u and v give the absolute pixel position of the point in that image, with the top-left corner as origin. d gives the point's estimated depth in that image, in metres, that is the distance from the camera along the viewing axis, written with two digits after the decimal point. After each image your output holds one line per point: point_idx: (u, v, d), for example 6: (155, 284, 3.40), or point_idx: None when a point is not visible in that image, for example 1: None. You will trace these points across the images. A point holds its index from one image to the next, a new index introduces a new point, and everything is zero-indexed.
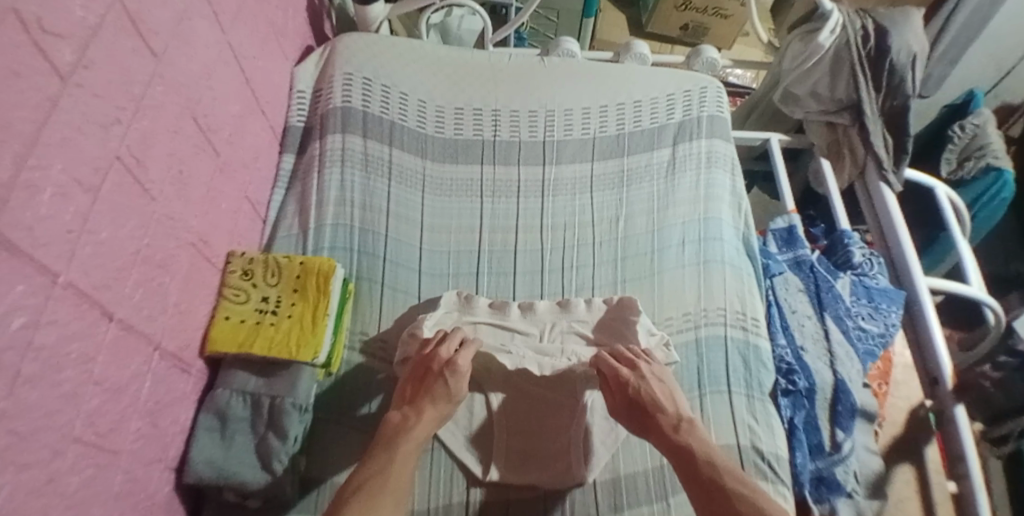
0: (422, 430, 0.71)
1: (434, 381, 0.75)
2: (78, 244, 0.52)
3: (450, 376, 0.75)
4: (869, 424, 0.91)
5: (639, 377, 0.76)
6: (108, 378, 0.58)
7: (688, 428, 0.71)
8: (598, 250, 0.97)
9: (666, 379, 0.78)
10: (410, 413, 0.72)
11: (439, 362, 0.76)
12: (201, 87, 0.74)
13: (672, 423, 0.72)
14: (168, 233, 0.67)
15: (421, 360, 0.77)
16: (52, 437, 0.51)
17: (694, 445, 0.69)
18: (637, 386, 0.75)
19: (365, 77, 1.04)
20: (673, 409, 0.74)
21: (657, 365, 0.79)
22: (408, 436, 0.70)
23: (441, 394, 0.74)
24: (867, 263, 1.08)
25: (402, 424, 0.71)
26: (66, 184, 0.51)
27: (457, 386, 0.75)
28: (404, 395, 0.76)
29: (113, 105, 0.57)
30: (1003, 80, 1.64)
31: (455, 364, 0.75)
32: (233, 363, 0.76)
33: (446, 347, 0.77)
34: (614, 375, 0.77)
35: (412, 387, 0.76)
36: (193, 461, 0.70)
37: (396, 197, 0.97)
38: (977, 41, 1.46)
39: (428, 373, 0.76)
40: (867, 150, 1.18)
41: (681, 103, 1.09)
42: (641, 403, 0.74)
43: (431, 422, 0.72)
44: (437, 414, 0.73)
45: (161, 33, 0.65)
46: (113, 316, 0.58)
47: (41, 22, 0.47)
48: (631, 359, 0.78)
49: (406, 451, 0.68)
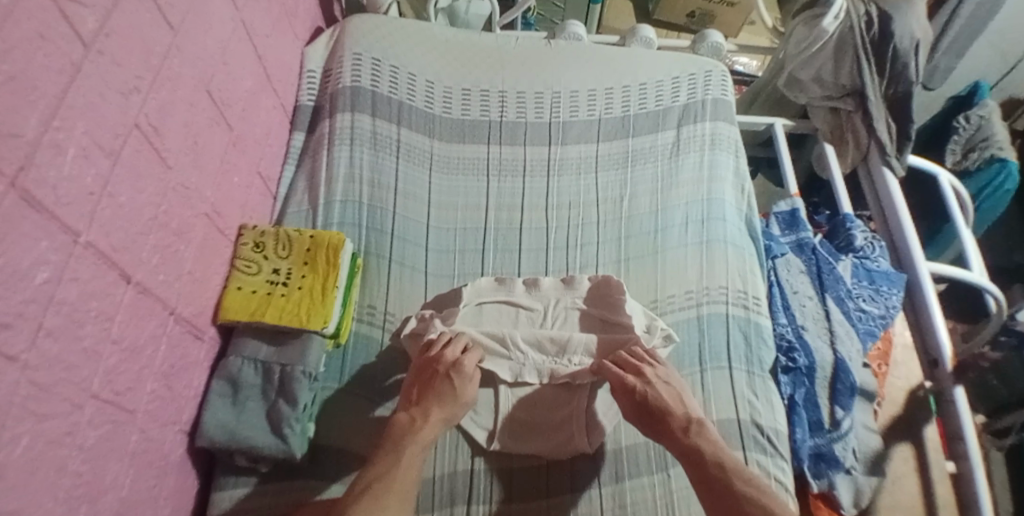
0: (431, 430, 0.72)
1: (441, 382, 0.75)
2: (99, 205, 0.54)
3: (457, 376, 0.76)
4: (868, 403, 0.93)
5: (644, 383, 0.76)
6: (126, 337, 0.60)
7: (698, 430, 0.73)
8: (602, 229, 0.98)
9: (672, 381, 0.78)
10: (417, 415, 0.73)
11: (446, 363, 0.77)
12: (216, 62, 0.75)
13: (681, 425, 0.74)
14: (184, 202, 0.69)
15: (428, 361, 0.78)
16: (71, 391, 0.53)
17: (705, 448, 0.71)
18: (644, 392, 0.76)
19: (374, 57, 1.05)
20: (681, 411, 0.75)
21: (661, 368, 0.79)
22: (416, 438, 0.71)
23: (447, 392, 0.75)
24: (868, 247, 1.09)
25: (411, 426, 0.72)
26: (89, 147, 0.52)
27: (464, 387, 0.76)
28: (410, 396, 0.76)
29: (133, 74, 0.58)
30: (1010, 73, 1.64)
31: (462, 365, 0.77)
32: (245, 332, 0.78)
33: (452, 349, 0.78)
34: (620, 384, 0.76)
35: (418, 389, 0.77)
36: (206, 425, 0.72)
37: (403, 175, 0.99)
38: (984, 32, 1.46)
39: (434, 376, 0.76)
40: (870, 135, 1.19)
41: (686, 86, 1.10)
42: (648, 408, 0.75)
43: (439, 422, 0.73)
44: (444, 414, 0.74)
45: (178, 6, 0.66)
46: (131, 279, 0.60)
47: None
48: (635, 366, 0.78)
49: (413, 452, 0.70)
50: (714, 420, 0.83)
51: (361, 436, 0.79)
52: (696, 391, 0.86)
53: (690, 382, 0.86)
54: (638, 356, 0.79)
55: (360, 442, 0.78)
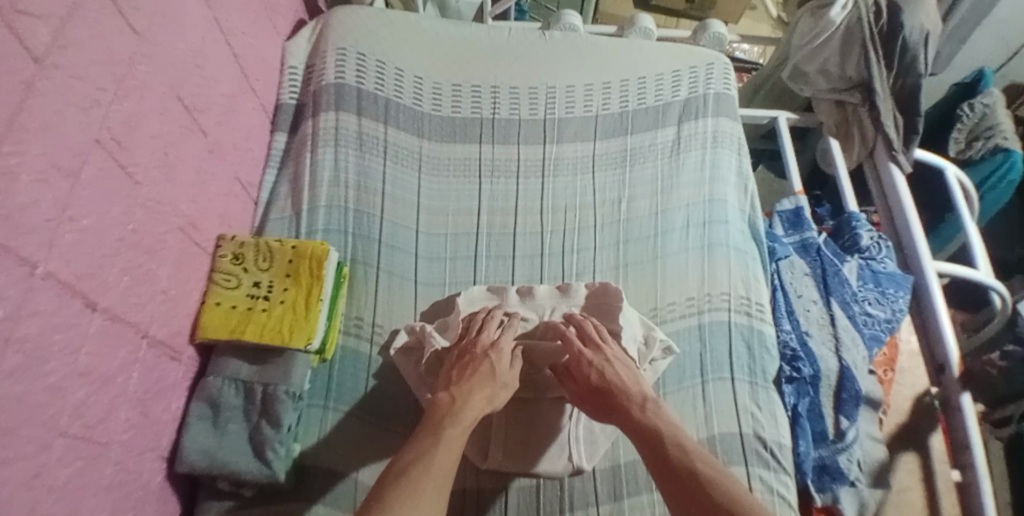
0: (473, 410, 0.68)
1: (480, 363, 0.73)
2: (58, 232, 0.50)
3: (496, 356, 0.74)
4: (874, 412, 0.90)
5: (601, 359, 0.74)
6: (95, 369, 0.56)
7: (655, 408, 0.69)
8: (600, 233, 0.94)
9: (630, 365, 0.76)
10: (457, 395, 0.70)
11: (483, 346, 0.76)
12: (189, 66, 0.70)
13: (638, 404, 0.70)
14: (156, 219, 0.65)
15: (464, 345, 0.77)
16: (38, 431, 0.49)
17: (662, 426, 0.66)
18: (601, 369, 0.73)
19: (360, 52, 1.00)
20: (637, 390, 0.72)
21: (621, 351, 0.77)
22: (456, 419, 0.67)
23: (486, 373, 0.72)
24: (874, 247, 1.05)
25: (451, 406, 0.68)
26: (45, 170, 0.48)
27: (502, 368, 0.74)
28: (449, 377, 0.73)
29: (93, 86, 0.54)
30: (1011, 61, 1.60)
31: (499, 346, 0.76)
32: (225, 351, 0.74)
33: (487, 331, 0.78)
34: (579, 357, 0.75)
35: (457, 370, 0.74)
36: (184, 450, 0.69)
37: (391, 179, 0.94)
38: (988, 17, 1.40)
39: (472, 357, 0.75)
40: (877, 130, 1.14)
41: (687, 79, 1.06)
42: (603, 385, 0.72)
43: (480, 401, 0.70)
44: (485, 393, 0.70)
45: (143, 9, 0.61)
46: (97, 306, 0.56)
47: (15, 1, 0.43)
48: (596, 341, 0.77)
49: (453, 434, 0.65)
50: (716, 434, 0.80)
51: (347, 452, 0.75)
52: (697, 403, 0.83)
53: (693, 394, 0.83)
54: (602, 335, 0.78)
55: (348, 461, 0.74)
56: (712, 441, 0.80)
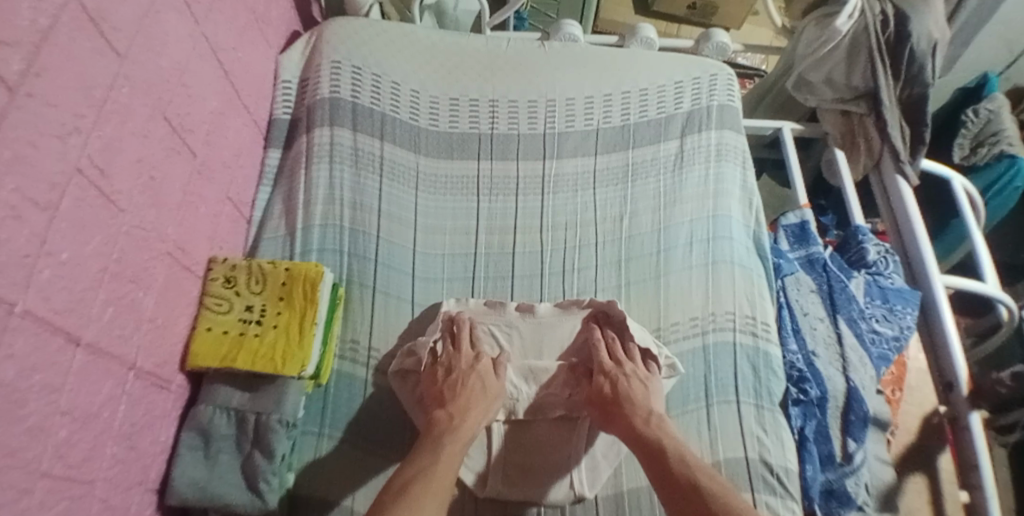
0: (471, 427, 0.70)
1: (468, 378, 0.75)
2: (35, 268, 0.47)
3: (482, 371, 0.76)
4: (882, 433, 0.88)
5: (621, 372, 0.76)
6: (77, 406, 0.54)
7: (659, 422, 0.71)
8: (602, 251, 0.92)
9: (650, 383, 0.77)
10: (456, 412, 0.71)
11: (466, 361, 0.77)
12: (173, 85, 0.68)
13: (642, 417, 0.71)
14: (141, 246, 0.62)
15: (445, 360, 0.78)
16: (18, 476, 0.47)
17: (665, 441, 0.67)
18: (614, 380, 0.75)
19: (354, 65, 0.98)
20: (643, 403, 0.73)
21: (642, 368, 0.78)
22: (457, 436, 0.68)
23: (476, 388, 0.74)
24: (882, 262, 1.03)
25: (449, 423, 0.70)
26: (20, 205, 0.45)
27: (490, 381, 0.75)
28: (439, 394, 0.74)
29: (70, 113, 0.51)
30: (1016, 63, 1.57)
31: (480, 360, 0.78)
32: (216, 378, 0.72)
33: (465, 346, 0.79)
34: (599, 367, 0.77)
35: (446, 387, 0.74)
36: (175, 483, 0.67)
37: (386, 196, 0.92)
38: (993, 17, 1.36)
39: (459, 373, 0.76)
40: (883, 140, 1.12)
41: (690, 92, 1.03)
42: (613, 394, 0.74)
43: (478, 416, 0.71)
44: (481, 408, 0.72)
45: (124, 30, 0.59)
46: (79, 341, 0.54)
47: None
48: (618, 355, 0.79)
49: (453, 450, 0.66)
50: (721, 459, 0.79)
51: (340, 479, 0.73)
52: (702, 426, 0.81)
53: (700, 417, 0.81)
54: (628, 353, 0.79)
55: (345, 490, 0.72)
56: (718, 467, 0.78)
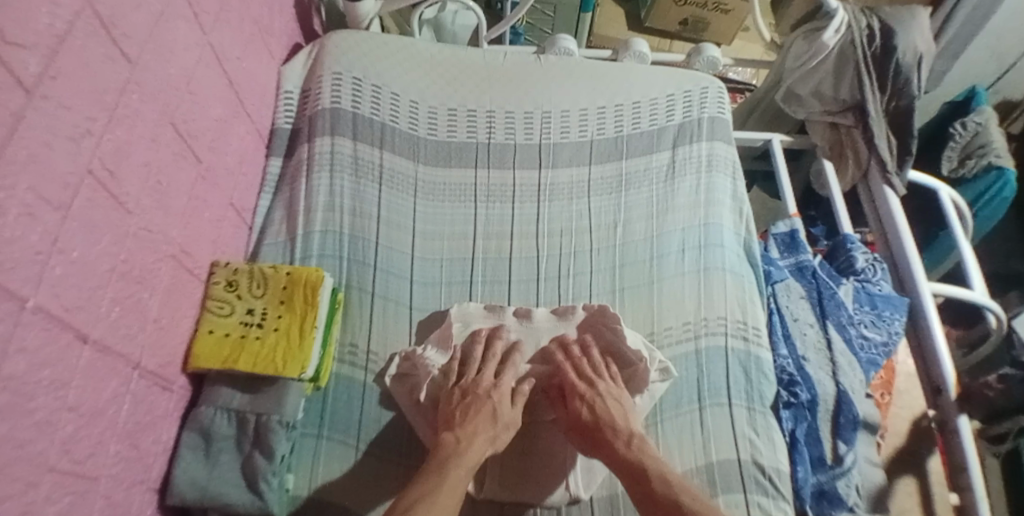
0: (476, 452, 0.71)
1: (483, 404, 0.75)
2: (47, 265, 0.49)
3: (498, 398, 0.76)
4: (872, 436, 0.90)
5: (594, 393, 0.77)
6: (83, 402, 0.55)
7: (639, 443, 0.73)
8: (596, 258, 0.94)
9: (623, 400, 0.78)
10: (462, 437, 0.72)
11: (485, 387, 0.77)
12: (180, 92, 0.70)
13: (624, 441, 0.73)
14: (147, 247, 0.64)
15: (465, 385, 0.78)
16: (25, 469, 0.48)
17: (649, 464, 0.70)
18: (591, 403, 0.76)
19: (355, 76, 1.00)
20: (624, 426, 0.75)
21: (615, 387, 0.80)
22: (462, 462, 0.69)
23: (489, 414, 0.74)
24: (870, 269, 1.06)
25: (456, 448, 0.70)
26: (34, 203, 0.47)
27: (504, 409, 0.75)
28: (451, 418, 0.74)
29: (83, 116, 0.53)
30: (1004, 76, 1.62)
31: (499, 387, 0.77)
32: (217, 380, 0.73)
33: (486, 373, 0.79)
34: (573, 390, 0.78)
35: (459, 410, 0.75)
36: (176, 482, 0.68)
37: (386, 203, 0.94)
38: (981, 33, 1.42)
39: (475, 398, 0.76)
40: (871, 152, 1.15)
41: (682, 104, 1.06)
42: (592, 418, 0.75)
43: (485, 443, 0.72)
44: (489, 434, 0.73)
45: (136, 37, 0.61)
46: (87, 338, 0.55)
47: (4, 34, 0.43)
48: (590, 376, 0.79)
49: (458, 475, 0.67)
50: (714, 462, 0.80)
51: (342, 484, 0.74)
52: (695, 429, 0.82)
53: (689, 420, 0.83)
54: (596, 369, 0.80)
55: (342, 491, 0.74)
56: (710, 469, 0.80)
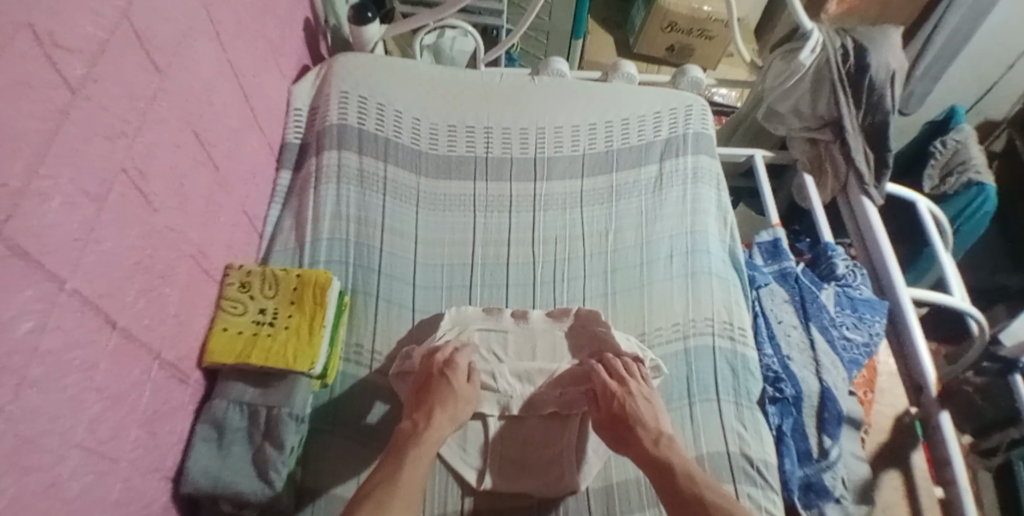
0: (435, 432, 0.74)
1: (438, 382, 0.78)
2: (83, 252, 0.54)
3: (451, 375, 0.79)
4: (856, 431, 0.94)
5: (627, 392, 0.79)
6: (109, 385, 0.59)
7: (669, 443, 0.75)
8: (589, 264, 0.99)
9: (654, 401, 0.80)
10: (420, 420, 0.76)
11: (438, 365, 0.80)
12: (202, 103, 0.76)
13: (652, 438, 0.75)
14: (169, 245, 0.69)
15: (422, 367, 0.81)
16: (55, 442, 0.52)
17: (674, 459, 0.72)
18: (622, 401, 0.78)
19: (360, 95, 1.07)
20: (653, 424, 0.77)
21: (645, 385, 0.81)
22: (422, 440, 0.73)
23: (446, 392, 0.78)
24: (850, 275, 1.11)
25: (415, 431, 0.74)
26: (74, 194, 0.52)
27: (461, 386, 0.79)
28: (412, 403, 0.79)
29: (119, 118, 0.58)
30: (985, 97, 1.70)
31: (451, 362, 0.81)
32: (230, 375, 0.77)
33: (439, 353, 0.82)
34: (604, 390, 0.80)
35: (417, 398, 0.79)
36: (190, 472, 0.71)
37: (390, 212, 0.99)
38: (962, 52, 1.52)
39: (431, 378, 0.79)
40: (849, 165, 1.21)
41: (668, 120, 1.13)
42: (622, 415, 0.77)
43: (443, 422, 0.75)
44: (448, 415, 0.76)
45: (165, 50, 0.67)
46: (115, 324, 0.59)
47: (53, 36, 0.49)
48: (621, 375, 0.81)
49: (419, 453, 0.71)
50: (704, 453, 0.84)
51: (345, 476, 0.78)
52: (686, 424, 0.86)
53: (678, 416, 0.87)
54: (630, 370, 0.82)
55: (348, 484, 0.77)
56: (701, 460, 0.83)
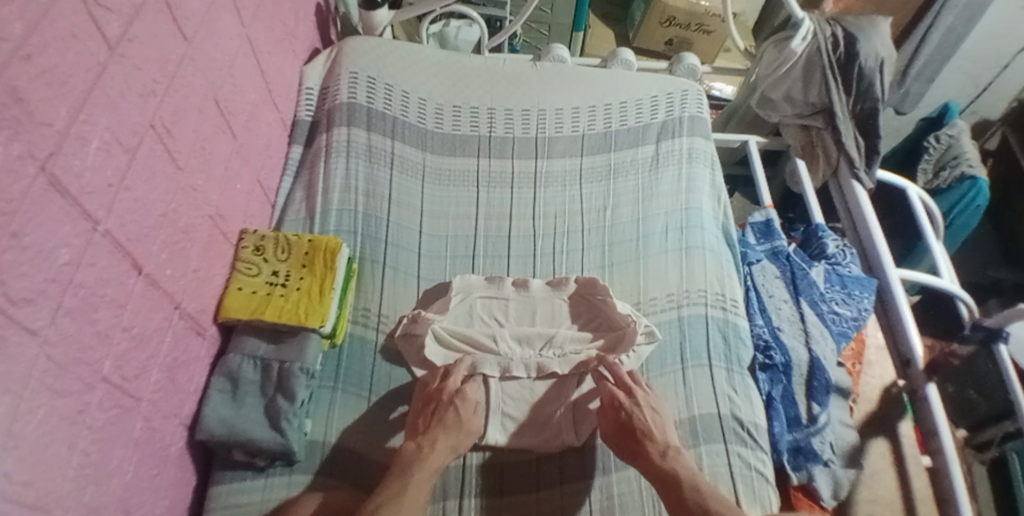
0: (437, 457, 0.73)
1: (445, 410, 0.77)
2: (116, 197, 0.58)
3: (460, 404, 0.78)
4: (844, 400, 0.97)
5: (633, 403, 0.79)
6: (135, 326, 0.63)
7: (675, 455, 0.74)
8: (587, 236, 1.03)
9: (660, 411, 0.80)
10: (423, 443, 0.74)
11: (449, 391, 0.79)
12: (223, 74, 0.80)
13: (659, 450, 0.75)
14: (192, 203, 0.73)
15: (430, 392, 0.80)
16: (86, 372, 0.55)
17: (682, 473, 0.72)
18: (631, 412, 0.78)
19: (370, 76, 1.11)
20: (661, 436, 0.76)
21: (652, 396, 0.81)
22: (423, 465, 0.71)
23: (452, 422, 0.76)
24: (841, 254, 1.14)
25: (416, 454, 0.73)
26: (109, 142, 0.56)
27: (467, 416, 0.78)
28: (416, 426, 0.77)
29: (150, 78, 0.63)
30: (981, 95, 1.73)
31: (463, 392, 0.80)
32: (244, 331, 0.81)
33: (454, 377, 0.81)
34: (612, 399, 0.79)
35: (422, 421, 0.78)
36: (205, 419, 0.75)
37: (396, 186, 1.04)
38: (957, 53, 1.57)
39: (438, 405, 0.79)
40: (840, 151, 1.26)
41: (664, 104, 1.17)
42: (631, 428, 0.77)
43: (445, 450, 0.74)
44: (450, 442, 0.75)
45: (192, 20, 0.71)
46: (142, 270, 0.63)
47: None
48: (628, 384, 0.81)
49: (422, 476, 0.70)
50: (696, 415, 0.87)
51: (353, 434, 0.81)
52: (678, 387, 0.90)
53: (674, 378, 0.90)
54: (636, 379, 0.82)
55: (355, 440, 0.81)
56: (693, 422, 0.86)
